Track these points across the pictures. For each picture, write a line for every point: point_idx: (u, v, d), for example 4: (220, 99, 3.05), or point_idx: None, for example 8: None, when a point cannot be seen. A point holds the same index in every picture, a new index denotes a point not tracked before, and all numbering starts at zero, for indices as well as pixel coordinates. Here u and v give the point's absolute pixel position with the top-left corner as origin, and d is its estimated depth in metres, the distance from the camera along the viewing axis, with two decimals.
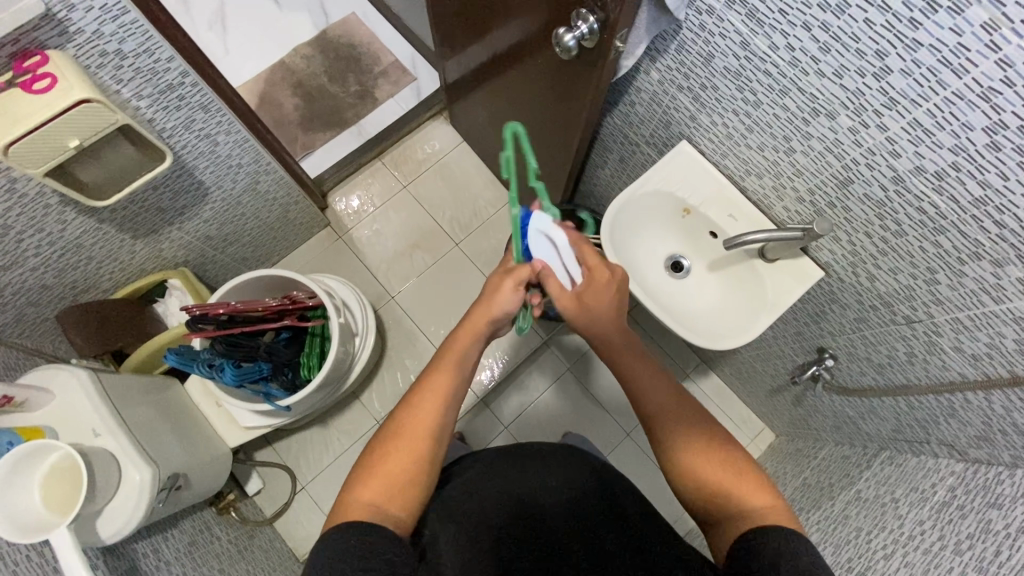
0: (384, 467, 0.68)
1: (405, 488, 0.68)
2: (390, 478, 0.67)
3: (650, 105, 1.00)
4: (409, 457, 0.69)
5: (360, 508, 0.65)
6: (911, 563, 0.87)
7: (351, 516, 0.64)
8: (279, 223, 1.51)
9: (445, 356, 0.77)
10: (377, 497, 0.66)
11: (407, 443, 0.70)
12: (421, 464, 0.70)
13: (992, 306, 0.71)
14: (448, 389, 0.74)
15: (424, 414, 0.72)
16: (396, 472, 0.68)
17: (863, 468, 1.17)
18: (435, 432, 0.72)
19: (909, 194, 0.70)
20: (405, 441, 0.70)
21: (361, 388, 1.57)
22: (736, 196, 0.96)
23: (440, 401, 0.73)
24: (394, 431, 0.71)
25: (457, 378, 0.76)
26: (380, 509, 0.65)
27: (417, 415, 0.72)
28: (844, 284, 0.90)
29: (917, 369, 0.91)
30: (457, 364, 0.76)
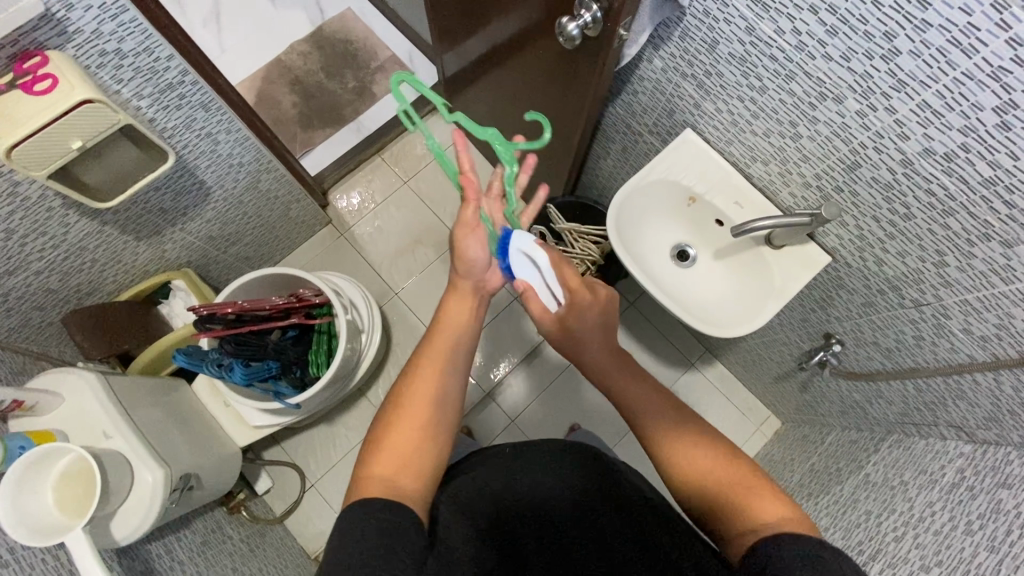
0: (394, 439, 0.69)
1: (416, 462, 0.69)
2: (399, 449, 0.69)
3: (654, 94, 0.99)
4: (416, 426, 0.71)
5: (374, 485, 0.65)
6: (923, 543, 0.88)
7: (366, 493, 0.63)
8: (280, 221, 1.51)
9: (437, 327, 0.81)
10: (392, 473, 0.66)
11: (411, 408, 0.72)
12: (430, 435, 0.71)
13: (1001, 288, 0.71)
14: (447, 358, 0.78)
15: (426, 381, 0.75)
16: (407, 442, 0.70)
17: (872, 451, 1.18)
18: (435, 405, 0.73)
19: (919, 177, 0.70)
20: (408, 411, 0.71)
21: (367, 385, 1.57)
22: (742, 183, 0.96)
23: (439, 367, 0.76)
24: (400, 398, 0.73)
25: (451, 350, 0.79)
26: (396, 485, 0.65)
27: (421, 382, 0.74)
28: (851, 269, 0.91)
29: (925, 351, 0.91)
30: (451, 339, 0.80)
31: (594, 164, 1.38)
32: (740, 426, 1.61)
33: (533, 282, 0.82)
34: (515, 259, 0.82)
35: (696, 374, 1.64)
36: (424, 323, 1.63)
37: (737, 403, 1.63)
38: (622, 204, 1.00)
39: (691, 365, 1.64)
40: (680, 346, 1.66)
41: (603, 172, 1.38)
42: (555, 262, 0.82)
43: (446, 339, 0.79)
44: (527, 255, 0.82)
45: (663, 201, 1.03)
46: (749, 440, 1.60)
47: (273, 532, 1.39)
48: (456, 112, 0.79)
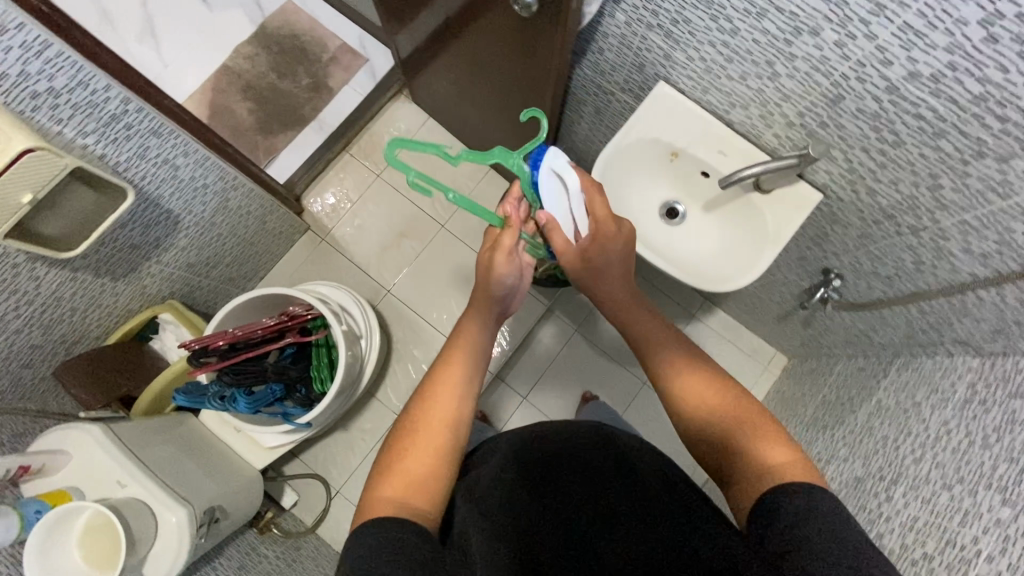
0: (409, 460, 0.70)
1: (429, 482, 0.70)
2: (411, 472, 0.69)
3: (621, 50, 0.95)
4: (431, 450, 0.72)
5: (387, 505, 0.65)
6: (942, 463, 0.90)
7: (376, 513, 0.64)
8: (258, 237, 1.47)
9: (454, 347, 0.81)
10: (407, 493, 0.67)
11: (428, 433, 0.73)
12: (443, 459, 0.72)
13: (999, 203, 0.69)
14: (460, 385, 0.78)
15: (440, 405, 0.75)
16: (423, 466, 0.71)
17: (881, 377, 1.19)
18: (451, 427, 0.74)
19: (905, 102, 0.67)
20: (426, 437, 0.72)
21: (375, 386, 1.56)
22: (723, 130, 0.93)
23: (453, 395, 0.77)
24: (417, 419, 0.74)
25: (468, 369, 0.79)
26: (409, 504, 0.67)
27: (437, 405, 0.75)
28: (844, 204, 0.89)
29: (925, 276, 0.91)
30: (468, 357, 0.80)
31: (569, 130, 1.33)
32: (747, 368, 1.63)
33: (558, 212, 0.79)
34: (545, 178, 0.77)
35: (698, 324, 1.65)
36: (422, 315, 1.61)
37: (742, 346, 1.64)
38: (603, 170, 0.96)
39: (692, 317, 1.65)
40: (679, 299, 1.66)
41: (578, 137, 1.34)
42: (581, 189, 0.81)
43: (461, 363, 0.79)
44: (559, 176, 0.79)
45: (646, 160, 1.00)
46: (759, 381, 1.62)
47: (307, 543, 1.41)
48: (459, 154, 0.75)
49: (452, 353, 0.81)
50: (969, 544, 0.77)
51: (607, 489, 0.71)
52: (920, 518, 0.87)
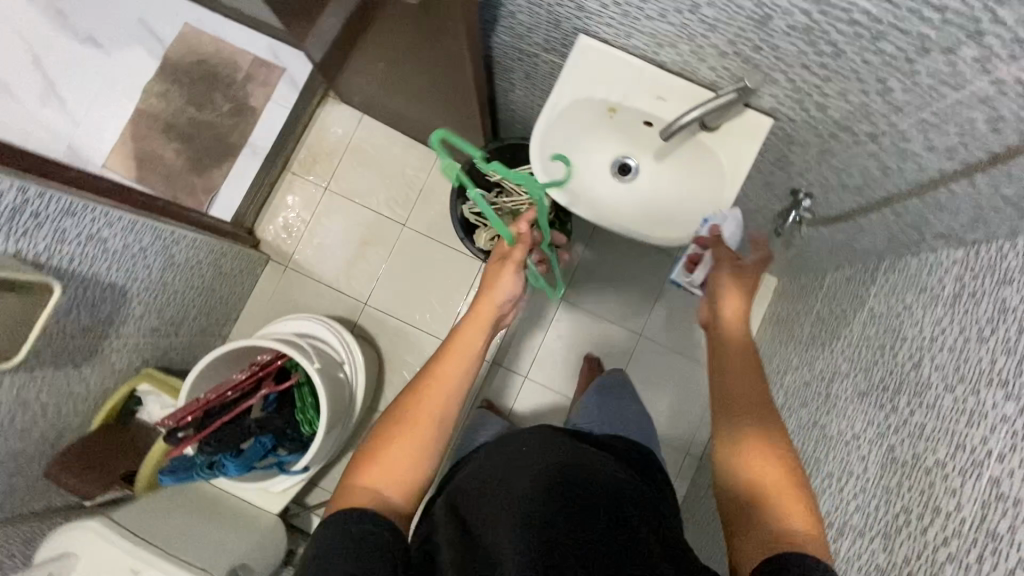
0: (391, 454, 0.76)
1: (405, 479, 0.75)
2: (395, 465, 0.75)
3: (531, 10, 0.87)
4: (410, 450, 0.76)
5: (364, 494, 0.72)
6: (942, 365, 0.88)
7: (358, 501, 0.71)
8: (217, 283, 1.42)
9: (450, 350, 0.85)
10: (383, 485, 0.73)
11: (413, 431, 0.77)
12: (419, 463, 0.76)
13: (954, 96, 0.64)
14: (447, 390, 0.81)
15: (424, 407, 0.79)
16: (403, 465, 0.75)
17: (870, 283, 1.16)
18: (438, 428, 0.78)
19: (836, 10, 0.61)
20: (412, 432, 0.77)
21: (376, 400, 1.55)
22: (657, 74, 0.86)
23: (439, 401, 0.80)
24: (403, 411, 0.79)
25: (461, 373, 0.83)
26: (383, 496, 0.72)
27: (424, 405, 0.79)
28: (797, 123, 0.84)
29: (893, 179, 0.86)
30: (463, 362, 0.84)
31: (505, 100, 1.26)
32: None
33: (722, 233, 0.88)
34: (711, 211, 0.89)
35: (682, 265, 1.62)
36: (405, 319, 1.59)
37: None
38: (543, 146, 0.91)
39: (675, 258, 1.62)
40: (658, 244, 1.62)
41: (516, 105, 1.26)
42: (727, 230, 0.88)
43: (455, 366, 0.83)
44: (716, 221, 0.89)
45: (584, 122, 0.94)
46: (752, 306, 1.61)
47: None
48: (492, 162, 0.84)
49: (448, 354, 0.84)
50: (977, 446, 0.76)
51: (569, 509, 0.70)
52: (927, 425, 0.86)
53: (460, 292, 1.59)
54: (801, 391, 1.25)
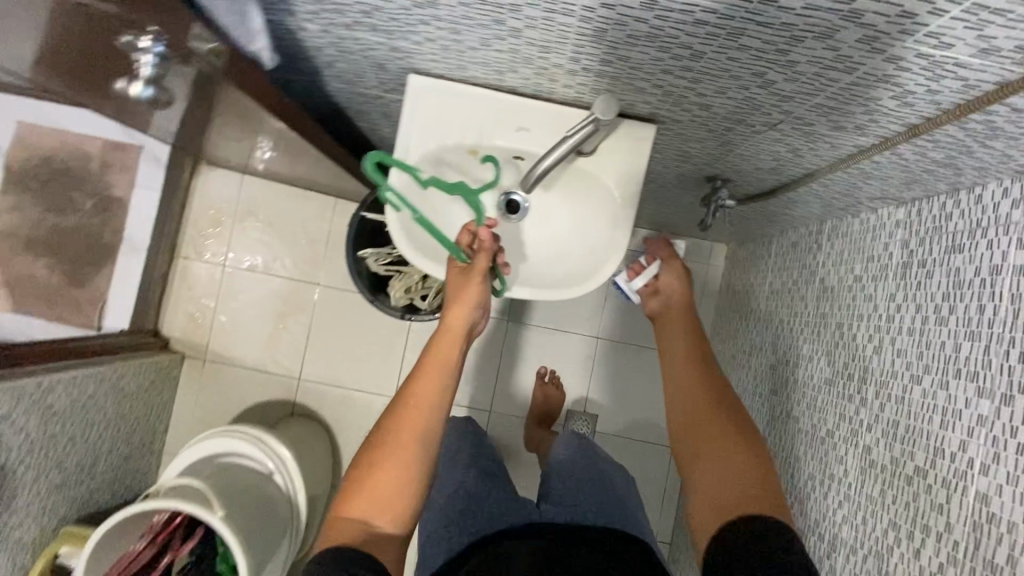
0: (372, 486, 0.66)
1: (390, 513, 0.65)
2: (379, 494, 0.65)
3: (346, 57, 0.72)
4: (393, 482, 0.66)
5: (349, 529, 0.63)
6: (903, 350, 0.78)
7: (337, 539, 0.62)
8: (125, 406, 1.29)
9: (430, 357, 0.72)
10: (369, 515, 0.64)
11: (393, 459, 0.66)
12: (407, 493, 0.66)
13: (848, 79, 0.51)
14: (428, 409, 0.69)
15: (405, 431, 0.68)
16: (389, 495, 0.66)
17: (816, 250, 1.05)
18: (424, 447, 0.68)
19: (675, 13, 0.47)
20: (397, 453, 0.66)
21: (337, 477, 1.44)
22: (510, 102, 0.73)
23: (420, 427, 0.68)
24: (381, 436, 0.68)
25: (443, 383, 0.70)
26: (369, 530, 0.64)
27: (402, 432, 0.68)
28: (684, 123, 0.71)
29: (808, 158, 0.74)
30: (445, 368, 0.71)
31: (376, 139, 1.10)
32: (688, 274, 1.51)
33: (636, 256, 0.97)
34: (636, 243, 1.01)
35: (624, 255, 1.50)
36: (346, 385, 1.46)
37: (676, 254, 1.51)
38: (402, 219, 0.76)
39: None
40: None
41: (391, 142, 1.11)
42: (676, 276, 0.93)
43: (438, 375, 0.70)
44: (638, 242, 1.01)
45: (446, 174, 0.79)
46: (705, 280, 1.51)
47: None
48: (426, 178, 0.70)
49: (424, 371, 0.71)
50: (957, 451, 0.67)
51: None
52: (900, 424, 0.77)
53: (397, 342, 1.46)
54: (768, 377, 1.15)
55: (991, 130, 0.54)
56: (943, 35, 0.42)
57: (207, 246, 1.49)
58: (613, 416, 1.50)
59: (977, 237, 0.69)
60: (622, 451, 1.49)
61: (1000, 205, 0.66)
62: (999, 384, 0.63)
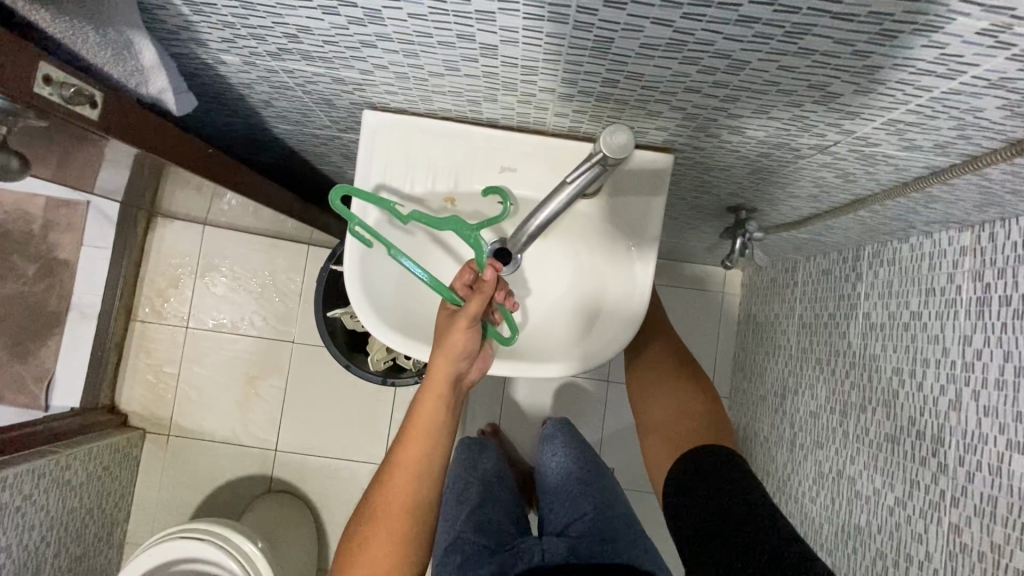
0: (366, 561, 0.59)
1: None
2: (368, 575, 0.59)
3: (283, 94, 0.58)
4: (388, 556, 0.59)
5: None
6: (993, 408, 0.64)
7: None
8: (73, 500, 1.12)
9: (414, 422, 0.61)
10: None
11: (387, 530, 0.60)
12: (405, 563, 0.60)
13: (944, 86, 0.38)
14: (421, 470, 0.61)
15: (398, 497, 0.60)
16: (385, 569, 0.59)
17: (855, 280, 0.91)
18: (413, 520, 0.61)
19: (711, 9, 0.33)
20: (383, 532, 0.59)
21: (323, 559, 1.27)
22: (492, 136, 0.59)
23: (414, 491, 0.61)
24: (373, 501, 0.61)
25: (432, 450, 0.61)
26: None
27: (394, 499, 0.60)
28: (706, 149, 0.57)
29: (860, 182, 0.60)
30: (432, 434, 0.61)
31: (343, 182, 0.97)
32: (702, 304, 1.37)
33: None
34: None
35: None
36: (329, 453, 1.30)
37: (687, 283, 1.37)
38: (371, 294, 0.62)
39: None
40: None
41: None
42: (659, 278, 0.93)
43: (424, 443, 0.61)
44: None
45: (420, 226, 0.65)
46: (721, 311, 1.37)
47: None
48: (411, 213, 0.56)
49: (412, 432, 0.61)
50: None
51: None
52: (1000, 502, 0.62)
53: (384, 401, 1.31)
54: (808, 426, 1.00)
55: None
56: None
57: (167, 307, 1.34)
58: (632, 467, 1.31)
59: None
60: (645, 507, 1.30)
61: None
62: None
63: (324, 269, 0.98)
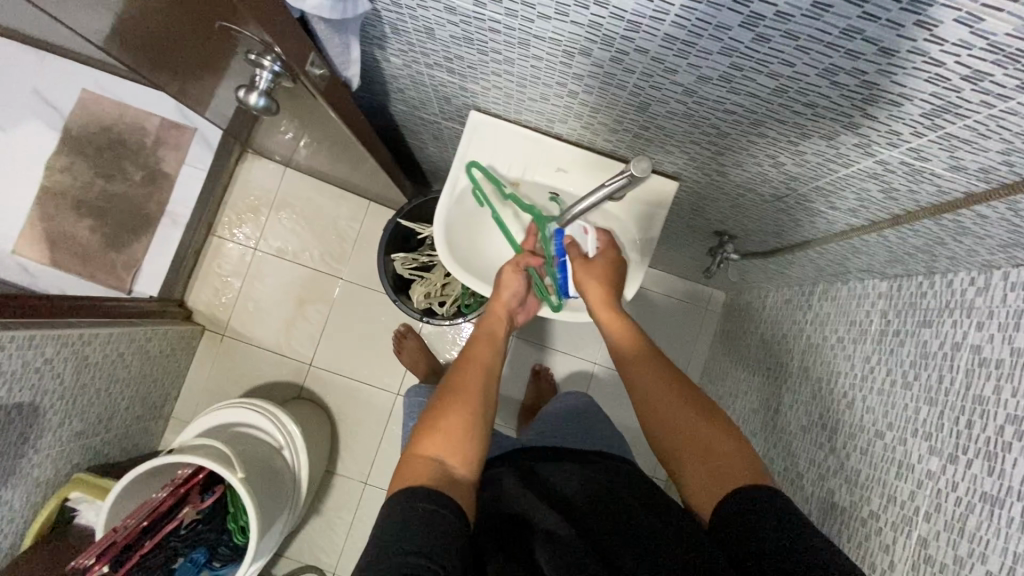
0: (444, 427, 0.68)
1: (462, 455, 0.67)
2: (449, 431, 0.68)
3: (417, 87, 0.82)
4: (462, 424, 0.69)
5: (424, 465, 0.65)
6: (872, 408, 0.88)
7: (418, 476, 0.63)
8: (146, 367, 1.37)
9: (480, 332, 0.82)
10: (442, 452, 0.67)
11: (461, 404, 0.71)
12: (475, 438, 0.69)
13: (843, 171, 0.62)
14: (487, 370, 0.76)
15: (471, 383, 0.74)
16: (458, 435, 0.68)
17: (806, 308, 1.15)
18: (484, 395, 0.73)
19: (710, 102, 0.57)
20: (461, 399, 0.71)
21: (333, 462, 1.51)
22: (555, 145, 0.84)
23: (482, 384, 0.74)
24: (449, 388, 0.73)
25: (496, 351, 0.79)
26: (443, 467, 0.65)
27: (467, 384, 0.74)
28: (702, 182, 0.82)
29: (807, 227, 0.84)
30: (494, 339, 0.81)
31: (421, 154, 1.20)
32: (687, 315, 1.62)
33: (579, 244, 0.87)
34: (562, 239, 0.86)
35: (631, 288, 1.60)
36: (354, 377, 1.55)
37: (679, 295, 1.62)
38: (451, 245, 0.88)
39: None
40: None
41: (433, 159, 1.21)
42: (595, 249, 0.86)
43: (490, 343, 0.80)
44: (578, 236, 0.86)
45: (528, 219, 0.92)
46: (702, 323, 1.62)
47: None
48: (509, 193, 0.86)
49: (481, 336, 0.81)
50: (907, 500, 0.76)
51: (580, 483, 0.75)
52: (862, 472, 0.86)
53: None
54: (751, 420, 1.24)
55: (962, 225, 0.63)
56: (920, 152, 0.52)
57: (241, 229, 1.58)
58: None
59: (944, 315, 0.79)
60: None
61: (967, 292, 0.76)
62: (948, 445, 0.72)
63: (392, 220, 1.22)
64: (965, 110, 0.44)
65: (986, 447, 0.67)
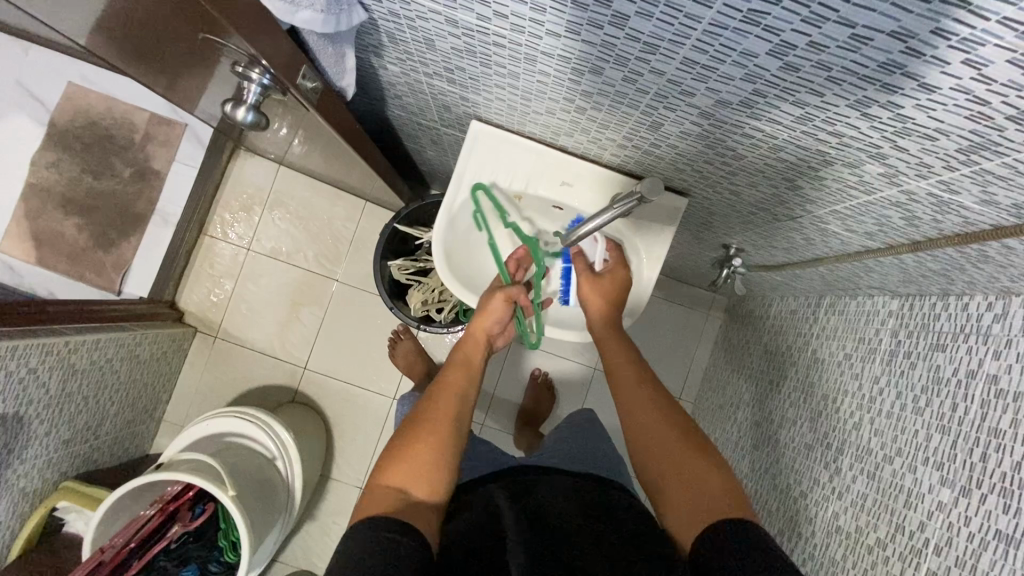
0: (410, 456, 0.66)
1: (427, 485, 0.65)
2: (415, 460, 0.66)
3: (416, 95, 0.78)
4: (429, 454, 0.67)
5: (386, 494, 0.63)
6: (880, 431, 0.85)
7: (380, 505, 0.61)
8: (137, 371, 1.34)
9: (457, 356, 0.79)
10: (406, 481, 0.64)
11: (430, 430, 0.69)
12: (443, 466, 0.67)
13: (864, 198, 0.59)
14: (458, 395, 0.74)
15: (442, 408, 0.71)
16: (424, 465, 0.66)
17: (812, 321, 1.13)
18: (454, 423, 0.71)
19: (728, 125, 0.54)
20: (430, 426, 0.69)
21: (328, 467, 1.49)
22: (560, 157, 0.81)
23: (453, 409, 0.72)
24: (419, 415, 0.71)
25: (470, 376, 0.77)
26: (407, 497, 0.63)
27: (437, 409, 0.71)
28: (712, 198, 0.79)
29: (818, 246, 0.81)
30: (469, 364, 0.78)
31: (419, 158, 1.16)
32: (688, 320, 1.59)
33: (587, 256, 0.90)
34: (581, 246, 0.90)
35: None
36: (349, 380, 1.52)
37: (681, 300, 1.59)
38: (446, 258, 0.86)
39: None
40: None
41: (431, 162, 1.17)
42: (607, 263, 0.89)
43: (466, 368, 0.77)
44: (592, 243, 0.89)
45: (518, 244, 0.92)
46: (704, 329, 1.59)
47: None
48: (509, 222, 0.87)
49: (458, 360, 0.78)
50: (916, 531, 0.74)
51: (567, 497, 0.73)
52: (869, 497, 0.84)
53: None
54: (752, 432, 1.23)
55: (985, 255, 0.61)
56: (951, 184, 0.49)
57: (234, 229, 1.54)
58: None
59: (959, 340, 0.76)
60: None
61: (984, 317, 0.73)
62: (961, 477, 0.70)
63: (389, 225, 1.19)
64: (1004, 148, 0.41)
65: (1001, 483, 0.65)
